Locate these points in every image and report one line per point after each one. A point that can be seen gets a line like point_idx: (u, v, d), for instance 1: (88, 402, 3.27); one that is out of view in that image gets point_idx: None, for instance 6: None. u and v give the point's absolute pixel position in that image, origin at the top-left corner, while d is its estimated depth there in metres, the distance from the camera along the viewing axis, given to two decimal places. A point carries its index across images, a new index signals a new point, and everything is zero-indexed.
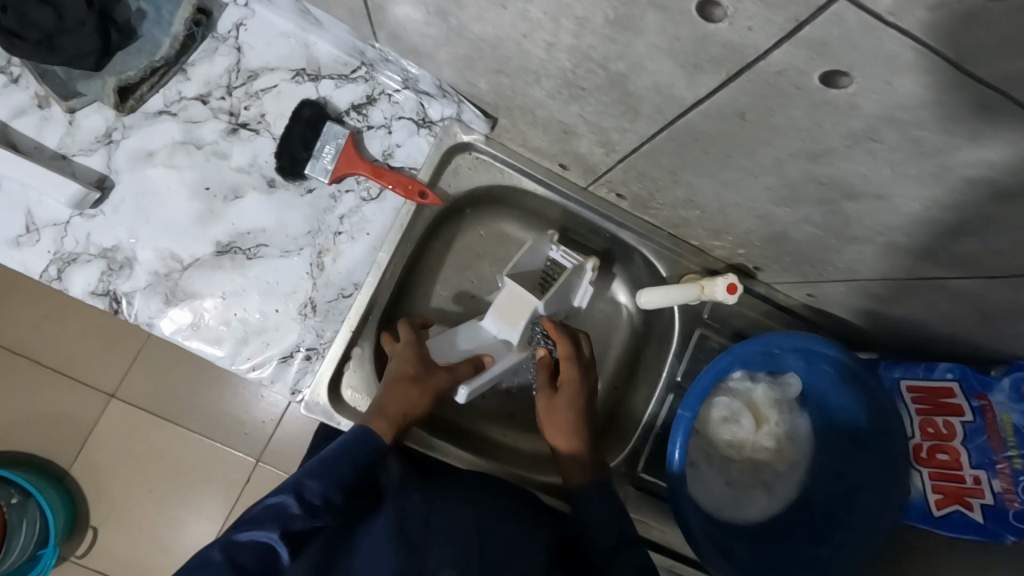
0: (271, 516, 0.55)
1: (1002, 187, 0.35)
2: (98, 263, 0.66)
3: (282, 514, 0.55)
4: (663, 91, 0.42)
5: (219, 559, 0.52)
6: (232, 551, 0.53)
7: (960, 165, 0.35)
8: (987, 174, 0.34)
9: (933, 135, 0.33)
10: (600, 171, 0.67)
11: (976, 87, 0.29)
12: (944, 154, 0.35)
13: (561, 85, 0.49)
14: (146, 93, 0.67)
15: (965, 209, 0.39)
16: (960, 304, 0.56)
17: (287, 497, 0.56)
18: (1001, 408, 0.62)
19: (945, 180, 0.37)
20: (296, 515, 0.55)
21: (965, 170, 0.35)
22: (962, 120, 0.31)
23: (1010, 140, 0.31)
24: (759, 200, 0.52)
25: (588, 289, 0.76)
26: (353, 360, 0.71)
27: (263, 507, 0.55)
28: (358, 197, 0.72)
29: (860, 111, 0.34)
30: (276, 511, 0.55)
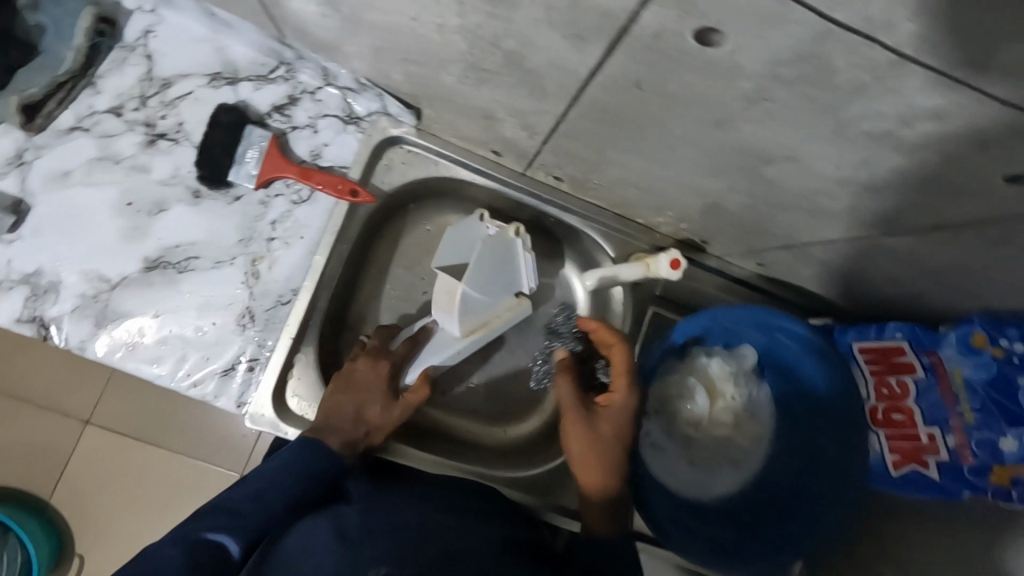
0: (225, 513, 0.54)
1: (902, 139, 0.34)
2: (21, 290, 0.64)
3: (236, 510, 0.54)
4: (559, 67, 0.41)
5: (171, 558, 0.49)
6: (184, 551, 0.50)
7: (855, 118, 0.33)
8: (884, 125, 0.33)
9: (821, 91, 0.32)
10: (532, 155, 0.65)
11: (844, 34, 0.27)
12: (836, 109, 0.33)
13: (467, 69, 0.48)
14: (55, 109, 0.65)
15: (875, 165, 0.38)
16: (898, 262, 0.55)
17: (245, 498, 0.55)
18: (952, 363, 0.61)
19: (846, 136, 0.35)
20: (248, 511, 0.54)
21: (862, 124, 0.33)
22: (842, 71, 0.30)
23: (894, 88, 0.29)
24: (685, 172, 0.51)
25: (530, 262, 0.73)
26: (297, 368, 0.69)
27: (218, 507, 0.54)
28: (289, 201, 0.70)
29: (743, 70, 0.32)
30: (229, 509, 0.54)
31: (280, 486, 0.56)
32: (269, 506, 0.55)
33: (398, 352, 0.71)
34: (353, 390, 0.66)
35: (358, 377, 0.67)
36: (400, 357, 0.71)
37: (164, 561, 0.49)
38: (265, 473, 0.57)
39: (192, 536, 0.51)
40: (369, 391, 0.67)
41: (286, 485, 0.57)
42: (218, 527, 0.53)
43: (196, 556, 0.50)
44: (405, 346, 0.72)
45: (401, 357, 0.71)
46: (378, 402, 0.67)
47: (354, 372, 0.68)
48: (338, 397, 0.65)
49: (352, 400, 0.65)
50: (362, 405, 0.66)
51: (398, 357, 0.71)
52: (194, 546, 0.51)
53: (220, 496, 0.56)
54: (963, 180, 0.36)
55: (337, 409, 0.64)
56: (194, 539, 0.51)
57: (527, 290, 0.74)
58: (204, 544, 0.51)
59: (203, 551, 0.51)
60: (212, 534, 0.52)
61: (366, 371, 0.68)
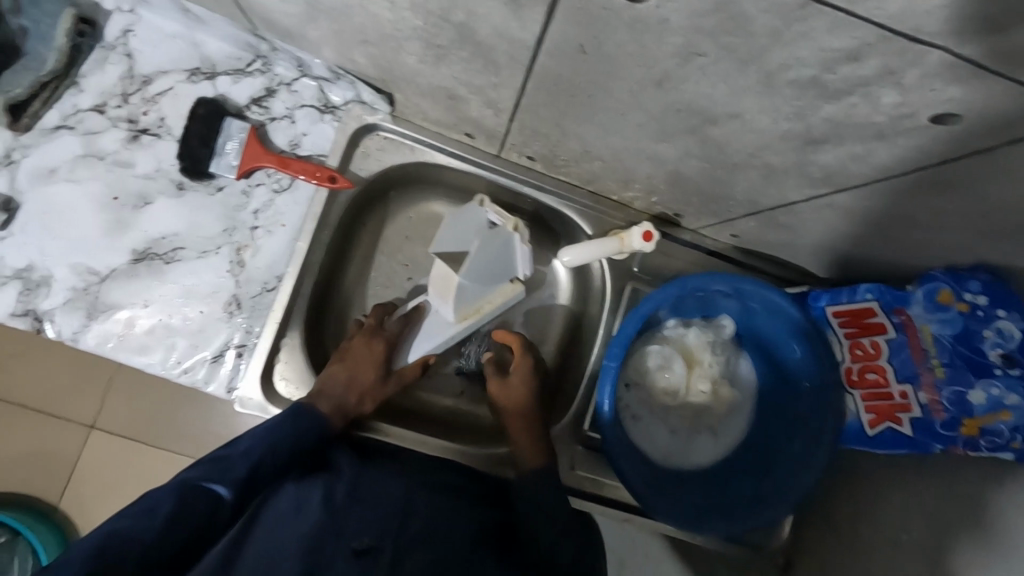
0: (217, 466, 0.55)
1: (829, 86, 0.35)
2: (14, 285, 0.66)
3: (227, 464, 0.55)
4: (505, 37, 0.42)
5: (164, 505, 0.50)
6: (180, 496, 0.51)
7: (781, 69, 0.34)
8: (808, 72, 0.34)
9: (743, 40, 0.33)
10: (501, 135, 0.66)
11: None
12: (762, 59, 0.34)
13: (423, 47, 0.49)
14: (40, 109, 0.67)
15: (811, 117, 0.39)
16: (858, 221, 0.56)
17: (240, 458, 0.56)
18: (920, 320, 0.62)
19: (777, 89, 0.37)
20: (239, 466, 0.55)
21: (788, 73, 0.35)
22: (759, 19, 0.31)
23: (809, 32, 0.31)
24: (641, 140, 0.53)
25: (525, 251, 0.73)
26: (284, 351, 0.71)
27: (213, 462, 0.55)
28: (270, 189, 0.72)
29: (670, 25, 0.34)
30: (222, 462, 0.55)
31: (271, 445, 0.58)
32: (261, 461, 0.56)
33: (392, 330, 0.74)
34: (346, 362, 0.69)
35: (353, 352, 0.71)
36: (394, 334, 0.74)
37: (156, 505, 0.50)
38: (257, 432, 0.58)
39: (185, 485, 0.52)
40: (361, 364, 0.70)
41: (278, 445, 0.58)
42: (211, 478, 0.54)
43: (188, 502, 0.51)
44: (399, 325, 0.75)
45: (395, 334, 0.74)
46: (370, 375, 0.70)
47: (349, 350, 0.71)
48: (332, 369, 0.69)
49: (345, 372, 0.68)
50: (354, 377, 0.69)
51: (392, 335, 0.74)
52: (187, 492, 0.52)
53: (216, 453, 0.57)
54: (892, 124, 0.37)
55: (331, 380, 0.67)
56: (186, 487, 0.52)
57: (521, 276, 0.75)
58: (196, 492, 0.52)
59: (195, 498, 0.52)
60: (206, 484, 0.53)
61: (361, 347, 0.71)
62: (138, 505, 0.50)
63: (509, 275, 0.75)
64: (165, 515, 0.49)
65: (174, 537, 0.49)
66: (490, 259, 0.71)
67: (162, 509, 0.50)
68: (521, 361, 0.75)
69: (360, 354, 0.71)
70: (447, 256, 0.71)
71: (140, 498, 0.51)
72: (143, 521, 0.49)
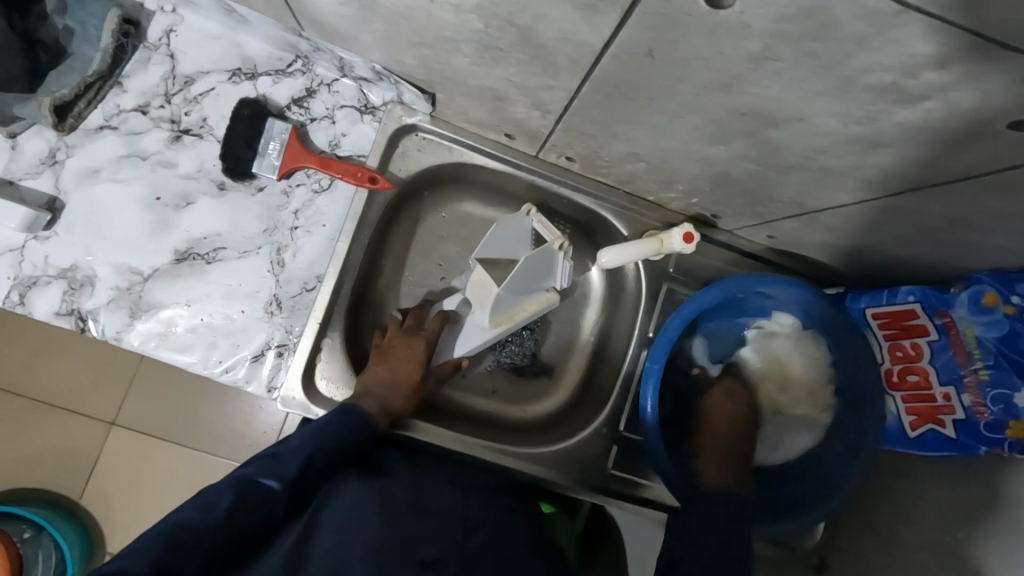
0: (271, 462, 0.56)
1: (905, 90, 0.35)
2: (58, 284, 0.66)
3: (281, 459, 0.57)
4: (571, 40, 0.42)
5: (224, 502, 0.52)
6: (237, 492, 0.53)
7: (858, 72, 0.35)
8: (888, 77, 0.34)
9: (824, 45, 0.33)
10: (544, 136, 0.67)
11: None
12: (842, 63, 0.34)
13: (480, 49, 0.50)
14: (84, 110, 0.67)
15: (879, 120, 0.39)
16: (909, 224, 0.56)
17: (294, 456, 0.57)
18: (964, 322, 0.62)
19: (850, 91, 0.37)
20: (292, 462, 0.57)
21: (864, 77, 0.35)
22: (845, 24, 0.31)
23: (893, 38, 0.31)
24: (694, 141, 0.53)
25: (566, 265, 0.73)
26: (325, 351, 0.71)
27: (268, 459, 0.57)
28: (310, 190, 0.72)
29: (750, 30, 0.34)
30: (275, 458, 0.57)
31: (320, 442, 0.59)
32: (312, 458, 0.58)
33: (432, 328, 0.74)
34: (387, 362, 0.70)
35: (394, 352, 0.72)
36: (434, 333, 0.74)
37: (215, 499, 0.52)
38: (307, 429, 0.59)
39: (242, 480, 0.54)
40: (402, 364, 0.71)
41: (327, 442, 0.59)
42: (266, 474, 0.55)
43: (244, 497, 0.53)
44: (438, 323, 0.75)
45: (434, 333, 0.74)
46: (412, 374, 0.71)
47: (391, 349, 0.72)
48: (373, 369, 0.70)
49: (386, 373, 0.69)
50: (396, 376, 0.70)
51: (432, 334, 0.74)
52: (243, 488, 0.53)
53: (268, 450, 0.58)
54: (965, 128, 0.37)
55: (373, 381, 0.68)
56: (243, 482, 0.54)
57: (558, 286, 0.74)
58: (252, 488, 0.54)
59: (252, 493, 0.53)
60: (261, 479, 0.55)
61: (400, 347, 0.72)
62: (199, 497, 0.52)
63: (545, 283, 0.74)
64: (223, 510, 0.51)
65: (230, 533, 0.51)
66: (533, 271, 0.72)
67: (221, 503, 0.51)
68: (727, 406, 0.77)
69: (400, 354, 0.71)
70: (488, 262, 0.72)
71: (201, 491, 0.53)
72: (204, 513, 0.50)
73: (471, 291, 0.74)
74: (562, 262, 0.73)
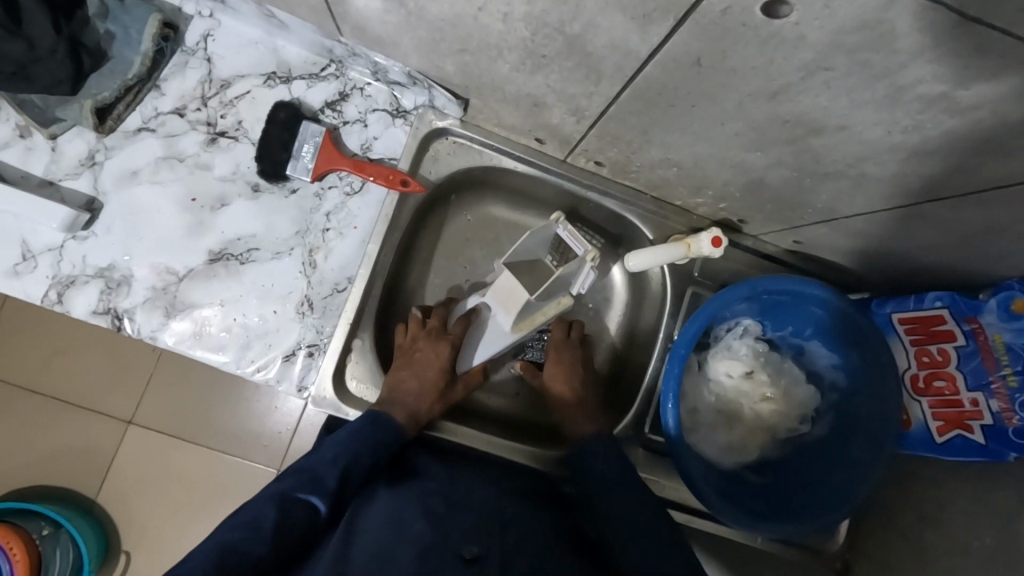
0: (310, 478, 0.57)
1: (945, 82, 0.37)
2: (96, 284, 0.67)
3: (319, 477, 0.57)
4: (620, 48, 0.45)
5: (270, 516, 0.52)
6: (283, 506, 0.54)
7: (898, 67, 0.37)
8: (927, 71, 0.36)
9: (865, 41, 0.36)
10: (575, 141, 0.68)
11: None
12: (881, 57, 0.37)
13: (524, 56, 0.52)
14: (124, 112, 0.69)
15: (916, 117, 0.42)
16: (941, 230, 0.57)
17: (330, 471, 0.58)
18: (992, 328, 0.62)
19: (883, 90, 0.40)
20: (330, 477, 0.57)
21: (901, 72, 0.37)
22: (889, 21, 0.33)
23: (929, 33, 0.34)
24: (731, 147, 0.55)
25: (590, 276, 0.72)
26: (354, 352, 0.72)
27: (305, 474, 0.57)
28: (342, 192, 0.73)
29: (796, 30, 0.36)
30: (313, 473, 0.57)
31: (355, 454, 0.60)
32: (351, 471, 0.59)
33: (456, 330, 0.75)
34: (413, 366, 0.70)
35: (418, 355, 0.71)
36: (459, 337, 0.74)
37: (260, 514, 0.52)
38: (342, 440, 0.61)
39: (284, 495, 0.55)
40: (428, 368, 0.71)
41: (361, 454, 0.60)
42: (307, 490, 0.56)
43: (288, 512, 0.54)
44: (462, 326, 0.75)
45: (457, 335, 0.74)
46: (437, 379, 0.71)
47: (416, 353, 0.72)
48: (399, 373, 0.70)
49: (412, 378, 0.69)
50: (422, 380, 0.70)
51: (456, 335, 0.74)
52: (285, 502, 0.54)
53: (301, 464, 0.59)
54: (1000, 127, 0.40)
55: (401, 387, 0.68)
56: (286, 498, 0.54)
57: (575, 293, 0.74)
58: (294, 501, 0.54)
59: (295, 508, 0.54)
60: (302, 495, 0.55)
61: (425, 349, 0.72)
62: (244, 514, 0.52)
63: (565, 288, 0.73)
64: (272, 525, 0.52)
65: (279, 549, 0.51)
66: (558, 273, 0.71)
67: (268, 519, 0.52)
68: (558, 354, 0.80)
69: (425, 357, 0.71)
70: (514, 264, 0.72)
71: (242, 506, 0.54)
72: (252, 533, 0.51)
73: (495, 292, 0.72)
74: (586, 270, 0.72)
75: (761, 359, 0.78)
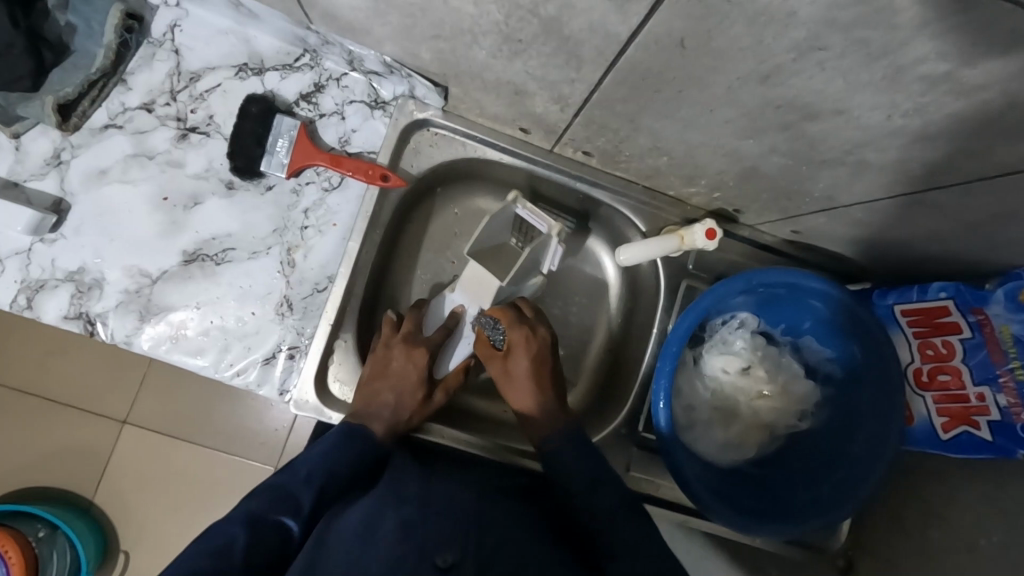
0: (283, 498, 0.55)
1: (948, 59, 0.34)
2: (66, 288, 0.65)
3: (291, 495, 0.56)
4: (599, 30, 0.42)
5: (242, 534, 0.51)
6: (254, 527, 0.52)
7: (894, 40, 0.34)
8: (924, 49, 0.34)
9: (863, 13, 0.33)
10: (561, 130, 0.65)
11: None
12: (877, 30, 0.34)
13: (500, 41, 0.49)
14: (88, 109, 0.66)
15: (918, 100, 0.39)
16: (945, 219, 0.54)
17: (298, 488, 0.56)
18: (999, 320, 0.59)
19: (880, 70, 0.37)
20: (307, 499, 0.56)
21: (899, 49, 0.34)
22: None
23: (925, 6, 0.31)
24: (722, 135, 0.52)
25: (558, 249, 0.74)
26: (338, 352, 0.70)
27: (272, 491, 0.56)
28: (320, 188, 0.71)
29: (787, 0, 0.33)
30: (284, 493, 0.56)
31: (333, 471, 0.59)
32: (324, 488, 0.57)
33: (433, 338, 0.71)
34: (390, 378, 0.67)
35: (393, 365, 0.68)
36: (435, 344, 0.71)
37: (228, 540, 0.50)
38: (313, 457, 0.59)
39: (255, 518, 0.53)
40: (406, 381, 0.68)
41: (338, 470, 0.59)
42: (277, 510, 0.54)
43: (258, 532, 0.52)
44: (440, 334, 0.72)
45: (435, 344, 0.71)
46: (416, 392, 0.68)
47: (390, 362, 0.68)
48: (375, 386, 0.67)
49: (388, 391, 0.67)
50: (401, 395, 0.67)
51: (434, 344, 0.71)
52: (256, 523, 0.52)
53: (270, 482, 0.57)
54: (1010, 109, 0.37)
55: (377, 400, 0.66)
56: (256, 519, 0.53)
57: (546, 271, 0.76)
58: (264, 523, 0.53)
59: (265, 532, 0.53)
60: (272, 515, 0.54)
61: (402, 359, 0.69)
62: (209, 540, 0.50)
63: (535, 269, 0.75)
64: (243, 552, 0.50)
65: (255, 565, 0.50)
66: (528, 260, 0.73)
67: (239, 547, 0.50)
68: (516, 340, 0.69)
69: (402, 369, 0.68)
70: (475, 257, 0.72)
71: (210, 529, 0.52)
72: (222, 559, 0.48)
73: (465, 286, 0.73)
74: (554, 246, 0.74)
75: (759, 352, 0.75)
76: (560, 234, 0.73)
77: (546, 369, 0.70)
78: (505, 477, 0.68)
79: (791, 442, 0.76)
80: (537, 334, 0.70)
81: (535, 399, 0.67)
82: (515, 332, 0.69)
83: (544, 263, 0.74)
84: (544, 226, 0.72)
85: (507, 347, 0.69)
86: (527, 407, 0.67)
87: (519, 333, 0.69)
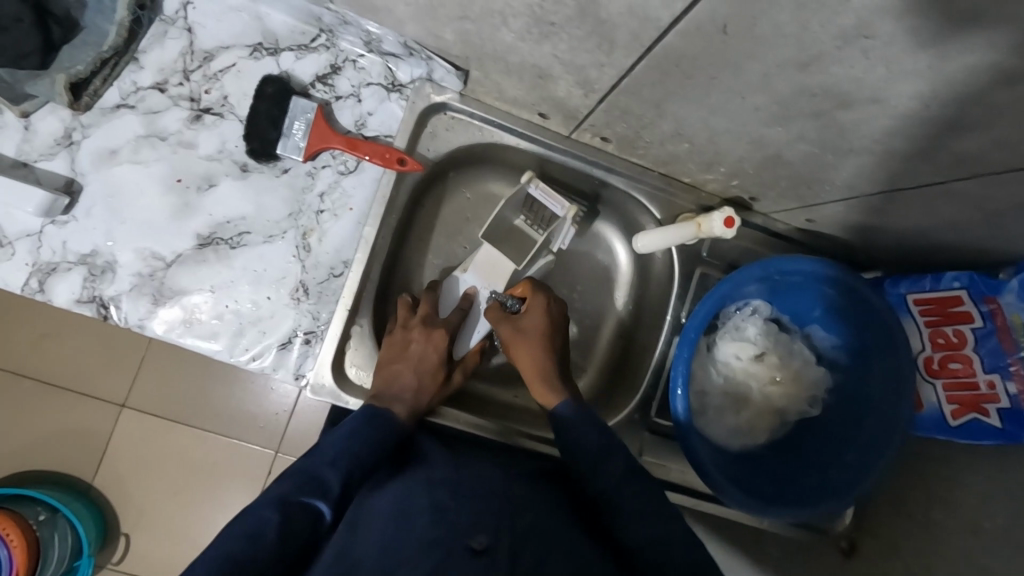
0: (309, 481, 0.55)
1: (994, 49, 0.34)
2: (78, 271, 0.64)
3: (320, 480, 0.55)
4: (638, 14, 0.42)
5: (272, 519, 0.51)
6: (285, 510, 0.52)
7: (945, 29, 0.34)
8: (972, 37, 0.34)
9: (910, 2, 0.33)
10: (581, 115, 0.65)
11: None
12: (926, 20, 0.34)
13: (531, 23, 0.49)
14: (100, 87, 0.64)
15: (957, 89, 0.39)
16: (965, 208, 0.54)
17: (325, 472, 0.56)
18: (1012, 309, 0.60)
19: (922, 59, 0.37)
20: (331, 480, 0.56)
21: (946, 38, 0.35)
22: None
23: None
24: (749, 122, 0.53)
25: (570, 232, 0.75)
26: (354, 338, 0.70)
27: (300, 475, 0.55)
28: (336, 171, 0.70)
29: None
30: (313, 478, 0.55)
31: (354, 453, 0.58)
32: (351, 472, 0.57)
33: (451, 321, 0.72)
34: (410, 361, 0.67)
35: (412, 349, 0.68)
36: (453, 326, 0.72)
37: (260, 523, 0.50)
38: (338, 441, 0.59)
39: (284, 500, 0.53)
40: (426, 363, 0.69)
41: (362, 452, 0.59)
42: (308, 495, 0.54)
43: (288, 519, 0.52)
44: (457, 315, 0.72)
45: (453, 327, 0.72)
46: (435, 374, 0.69)
47: (410, 345, 0.69)
48: (395, 368, 0.67)
49: (408, 374, 0.67)
50: (420, 379, 0.68)
51: (451, 326, 0.72)
52: (288, 508, 0.52)
53: (296, 467, 0.57)
54: None
55: (396, 383, 0.66)
56: (285, 502, 0.52)
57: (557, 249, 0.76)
58: (297, 507, 0.53)
59: (297, 513, 0.52)
60: (305, 500, 0.54)
61: (422, 342, 0.69)
62: (239, 525, 0.50)
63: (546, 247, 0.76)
64: (271, 534, 0.50)
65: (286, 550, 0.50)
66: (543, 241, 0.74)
67: (266, 528, 0.50)
68: (533, 302, 0.71)
69: (421, 352, 0.69)
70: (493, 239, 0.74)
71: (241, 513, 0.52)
72: (253, 542, 0.48)
73: (480, 269, 0.73)
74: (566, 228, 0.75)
75: (771, 338, 0.76)
76: (574, 218, 0.74)
77: (556, 337, 0.72)
78: (522, 463, 0.68)
79: (801, 426, 0.77)
80: (554, 303, 0.73)
81: (545, 362, 0.69)
82: (534, 298, 0.71)
83: (557, 244, 0.75)
84: (561, 209, 0.72)
85: (524, 311, 0.71)
86: (541, 367, 0.69)
87: (540, 298, 0.71)
